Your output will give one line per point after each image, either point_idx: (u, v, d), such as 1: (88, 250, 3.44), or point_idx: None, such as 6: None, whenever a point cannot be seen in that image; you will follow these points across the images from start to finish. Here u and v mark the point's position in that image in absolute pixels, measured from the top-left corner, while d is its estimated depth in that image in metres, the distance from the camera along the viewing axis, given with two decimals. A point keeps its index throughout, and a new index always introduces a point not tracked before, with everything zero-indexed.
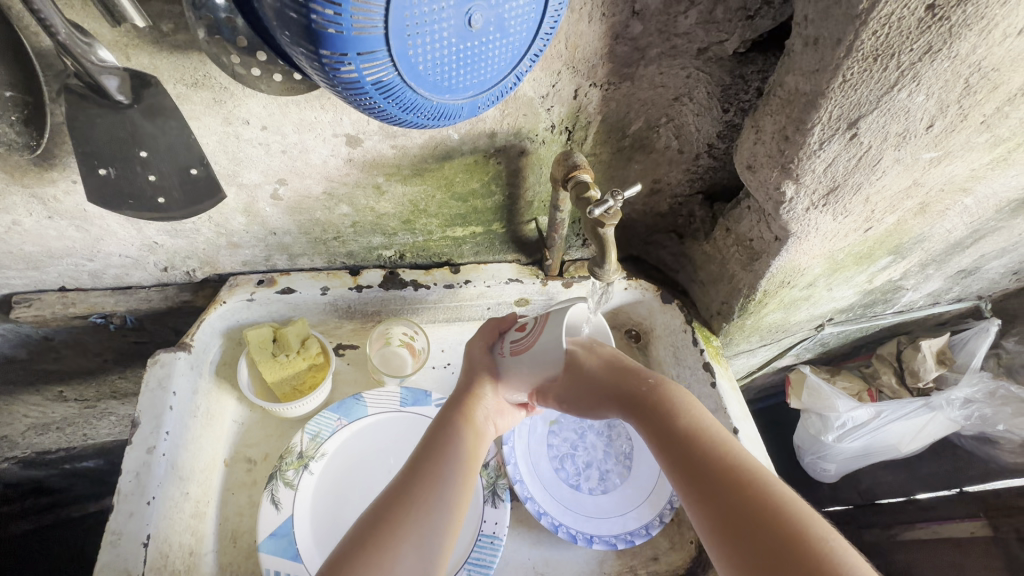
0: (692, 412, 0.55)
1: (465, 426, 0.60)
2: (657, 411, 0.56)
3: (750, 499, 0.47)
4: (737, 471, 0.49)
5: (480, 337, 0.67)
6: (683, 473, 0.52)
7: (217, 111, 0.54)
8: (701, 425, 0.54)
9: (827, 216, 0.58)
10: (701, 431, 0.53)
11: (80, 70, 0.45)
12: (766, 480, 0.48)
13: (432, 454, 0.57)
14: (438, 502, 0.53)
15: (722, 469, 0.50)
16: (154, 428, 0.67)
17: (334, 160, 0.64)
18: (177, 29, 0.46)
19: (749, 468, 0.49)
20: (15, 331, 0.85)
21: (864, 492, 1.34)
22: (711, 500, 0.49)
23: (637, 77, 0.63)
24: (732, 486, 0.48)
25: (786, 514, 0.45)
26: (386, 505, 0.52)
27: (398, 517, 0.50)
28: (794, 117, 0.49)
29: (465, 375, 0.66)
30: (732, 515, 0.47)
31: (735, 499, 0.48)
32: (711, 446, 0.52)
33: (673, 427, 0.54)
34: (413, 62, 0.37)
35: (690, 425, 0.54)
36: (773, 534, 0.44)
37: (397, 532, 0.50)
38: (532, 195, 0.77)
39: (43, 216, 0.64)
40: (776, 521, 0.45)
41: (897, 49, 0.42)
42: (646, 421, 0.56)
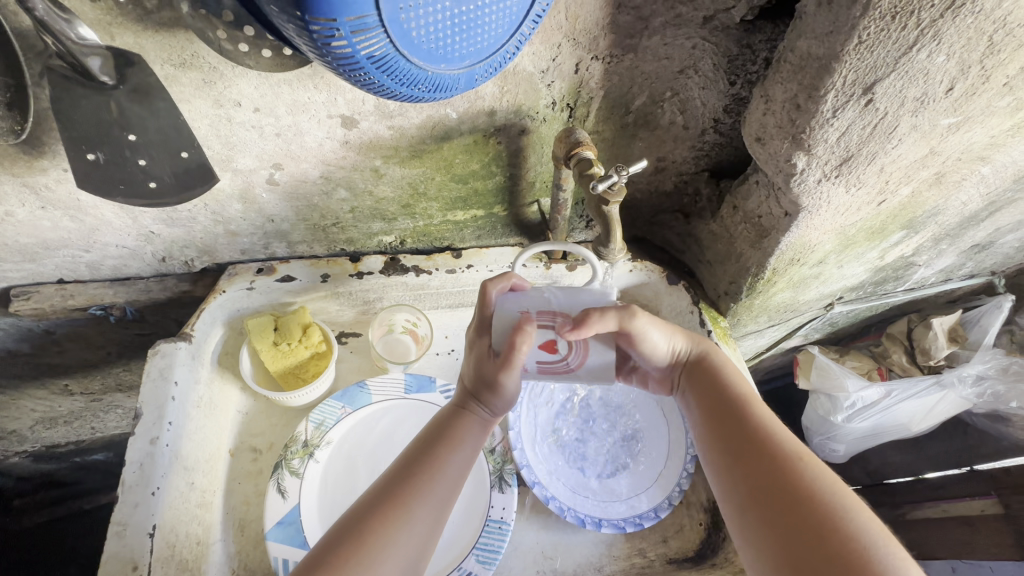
0: (735, 382, 0.59)
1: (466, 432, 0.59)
2: (707, 380, 0.60)
3: (785, 473, 0.48)
4: (777, 446, 0.51)
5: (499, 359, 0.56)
6: (729, 444, 0.54)
7: (207, 94, 0.53)
8: (748, 401, 0.57)
9: (839, 188, 0.56)
10: (745, 405, 0.56)
11: (61, 49, 0.44)
12: (804, 458, 0.49)
13: (433, 453, 0.56)
14: (435, 502, 0.52)
15: (762, 444, 0.52)
16: (157, 418, 0.66)
17: (330, 143, 0.62)
18: (160, 6, 0.44)
19: (790, 448, 0.50)
20: (15, 325, 0.84)
21: (873, 473, 1.36)
22: (748, 469, 0.51)
23: (641, 49, 0.61)
24: (768, 461, 0.50)
25: (823, 495, 0.46)
26: (388, 492, 0.51)
27: (400, 509, 0.50)
28: (806, 84, 0.47)
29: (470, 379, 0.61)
30: (766, 487, 0.48)
31: (769, 473, 0.49)
32: (752, 420, 0.54)
33: (722, 395, 0.58)
34: (405, 28, 0.35)
35: (737, 398, 0.57)
36: (800, 513, 0.46)
37: (394, 524, 0.49)
38: (534, 175, 0.75)
39: (36, 207, 0.62)
40: (809, 501, 0.46)
41: (916, 5, 0.40)
42: (700, 391, 0.60)
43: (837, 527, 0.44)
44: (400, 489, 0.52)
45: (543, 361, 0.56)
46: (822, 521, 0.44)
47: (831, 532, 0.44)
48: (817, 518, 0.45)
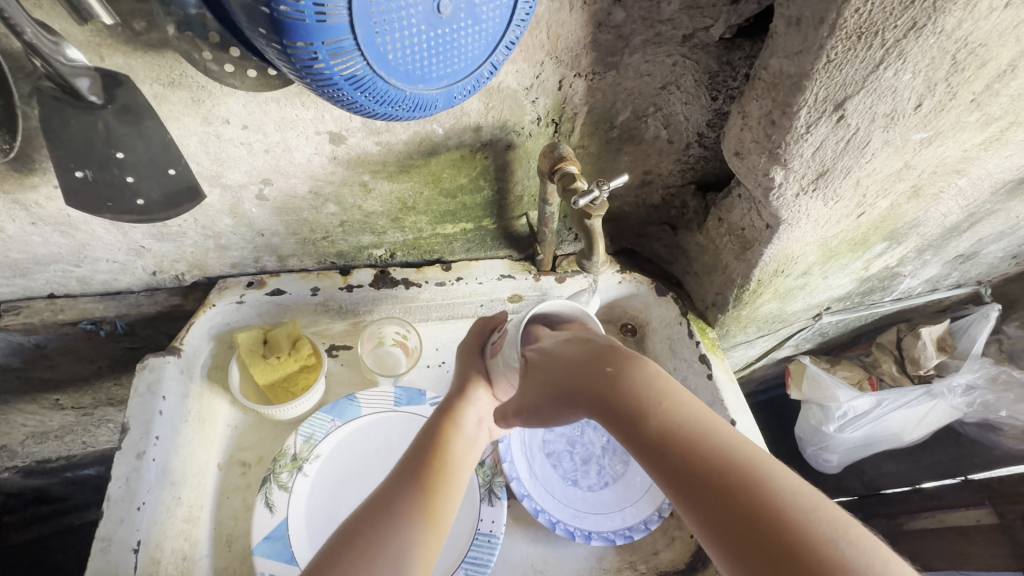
0: (643, 392, 0.47)
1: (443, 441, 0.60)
2: (616, 407, 0.47)
3: (748, 511, 0.41)
4: (726, 477, 0.43)
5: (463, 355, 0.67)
6: (666, 475, 0.45)
7: (196, 111, 0.54)
8: (669, 423, 0.46)
9: (817, 202, 0.57)
10: (670, 431, 0.46)
11: (50, 71, 0.45)
12: (757, 481, 0.42)
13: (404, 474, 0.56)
14: (415, 517, 0.52)
15: (712, 478, 0.43)
16: (144, 433, 0.66)
17: (318, 159, 0.63)
18: (149, 28, 0.45)
19: (743, 471, 0.43)
20: (6, 340, 0.85)
21: (868, 484, 1.34)
22: (705, 514, 0.43)
23: (623, 66, 0.62)
24: (721, 501, 0.42)
25: (790, 523, 0.39)
26: (359, 526, 0.51)
27: (376, 534, 0.50)
28: (780, 101, 0.48)
29: (457, 381, 0.66)
30: (733, 534, 0.41)
31: (729, 513, 0.42)
32: (690, 448, 0.45)
33: (641, 430, 0.46)
34: (382, 51, 0.36)
35: (659, 428, 0.46)
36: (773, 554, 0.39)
37: (374, 550, 0.49)
38: (521, 189, 0.76)
39: (26, 223, 0.63)
40: (782, 540, 0.39)
41: (880, 26, 0.41)
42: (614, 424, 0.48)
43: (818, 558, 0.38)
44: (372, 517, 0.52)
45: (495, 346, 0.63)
46: (802, 558, 0.38)
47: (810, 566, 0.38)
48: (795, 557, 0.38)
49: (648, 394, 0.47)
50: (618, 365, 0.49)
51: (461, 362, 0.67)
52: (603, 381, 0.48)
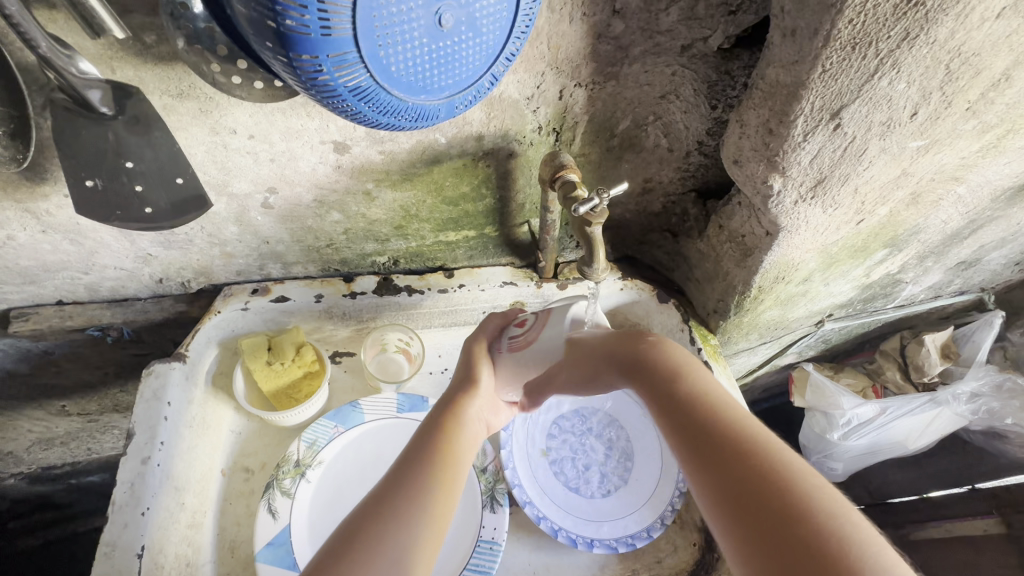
0: (678, 364, 0.52)
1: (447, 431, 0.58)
2: (653, 371, 0.51)
3: (761, 474, 0.44)
4: (746, 443, 0.46)
5: (479, 339, 0.65)
6: (690, 444, 0.48)
7: (204, 122, 0.55)
8: (700, 394, 0.50)
9: (816, 209, 0.58)
10: (704, 399, 0.50)
11: (63, 82, 0.45)
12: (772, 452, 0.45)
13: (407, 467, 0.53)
14: (415, 516, 0.50)
15: (731, 445, 0.47)
16: (149, 438, 0.67)
17: (323, 168, 0.65)
18: (159, 41, 0.47)
19: (761, 442, 0.46)
20: (15, 346, 0.86)
21: (875, 492, 1.33)
22: (722, 479, 0.46)
23: (622, 76, 0.63)
24: (740, 465, 0.45)
25: (798, 493, 0.42)
26: (365, 514, 0.49)
27: (376, 533, 0.48)
28: (777, 110, 0.49)
29: (459, 376, 0.64)
30: (745, 494, 0.44)
31: (744, 474, 0.45)
32: (715, 418, 0.48)
33: (673, 391, 0.50)
34: (385, 63, 0.37)
35: (692, 393, 0.50)
36: (782, 512, 0.42)
37: (380, 540, 0.47)
38: (523, 197, 0.77)
39: (37, 231, 0.64)
40: (792, 501, 0.42)
41: (874, 36, 0.41)
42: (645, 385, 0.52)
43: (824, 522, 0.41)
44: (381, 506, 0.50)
45: (515, 339, 0.61)
46: (804, 515, 0.41)
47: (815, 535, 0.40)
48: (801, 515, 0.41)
49: (683, 365, 0.52)
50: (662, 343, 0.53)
51: (467, 356, 0.65)
52: (646, 353, 0.52)
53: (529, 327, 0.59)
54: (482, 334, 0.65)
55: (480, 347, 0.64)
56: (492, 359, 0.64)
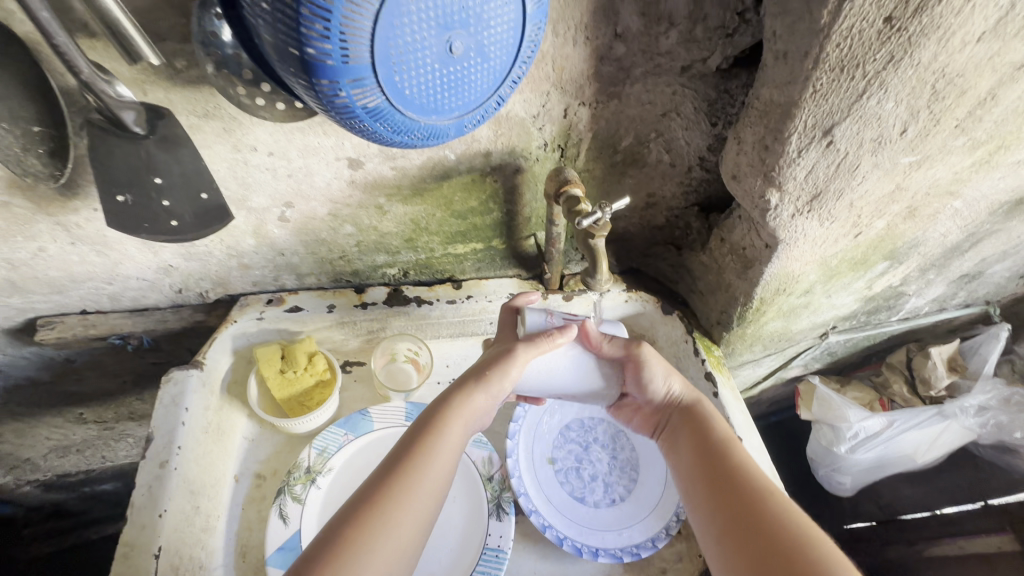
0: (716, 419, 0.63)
1: (466, 413, 0.61)
2: (693, 421, 0.63)
3: (756, 504, 0.52)
4: (751, 481, 0.55)
5: (533, 349, 0.60)
6: (713, 475, 0.57)
7: (227, 140, 0.58)
8: (728, 440, 0.60)
9: (813, 222, 0.60)
10: (728, 445, 0.59)
11: (101, 104, 0.48)
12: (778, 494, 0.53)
13: (427, 441, 0.58)
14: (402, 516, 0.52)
15: (739, 478, 0.55)
16: (167, 442, 0.69)
17: (337, 183, 0.67)
18: (189, 66, 0.50)
19: (766, 483, 0.54)
20: (38, 354, 0.89)
21: (886, 507, 1.29)
22: (722, 505, 0.54)
23: (625, 95, 0.66)
24: (741, 496, 0.53)
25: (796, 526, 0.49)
26: (383, 481, 0.54)
27: (367, 526, 0.50)
28: (771, 127, 0.51)
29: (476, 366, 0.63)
30: (740, 518, 0.52)
31: (741, 503, 0.53)
32: (739, 457, 0.58)
33: (705, 437, 0.61)
34: (400, 88, 0.40)
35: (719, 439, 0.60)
36: (765, 532, 0.49)
37: (388, 524, 0.51)
38: (529, 211, 0.79)
39: (66, 242, 0.68)
40: (776, 525, 0.49)
41: (861, 59, 0.44)
42: (686, 426, 0.64)
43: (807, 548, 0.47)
44: (400, 474, 0.55)
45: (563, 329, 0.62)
46: (793, 541, 0.48)
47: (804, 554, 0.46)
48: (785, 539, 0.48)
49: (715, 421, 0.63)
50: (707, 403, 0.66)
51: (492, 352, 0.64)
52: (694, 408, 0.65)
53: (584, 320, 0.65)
54: (533, 346, 0.60)
55: (528, 356, 0.60)
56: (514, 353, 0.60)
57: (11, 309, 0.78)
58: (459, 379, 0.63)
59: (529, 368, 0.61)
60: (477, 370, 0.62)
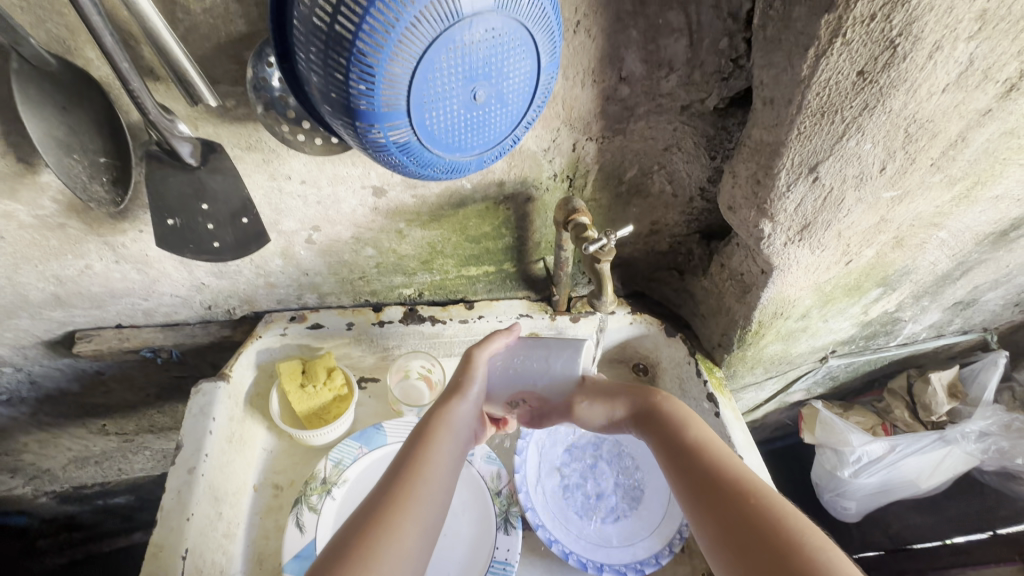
0: (683, 418, 0.65)
1: (449, 425, 0.66)
2: (663, 424, 0.65)
3: (744, 507, 0.54)
4: (734, 482, 0.56)
5: (485, 351, 0.70)
6: (690, 479, 0.59)
7: (265, 169, 0.64)
8: (702, 440, 0.62)
9: (805, 251, 0.64)
10: (702, 447, 0.61)
11: (161, 138, 0.54)
12: (757, 488, 0.55)
13: (417, 456, 0.62)
14: (404, 525, 0.55)
15: (721, 483, 0.57)
16: (195, 450, 0.73)
17: (362, 209, 0.73)
18: (238, 105, 0.56)
19: (749, 482, 0.56)
20: (72, 366, 0.94)
21: (894, 536, 1.29)
22: (711, 511, 0.56)
23: (629, 131, 0.71)
24: (726, 499, 0.55)
25: (780, 521, 0.51)
26: (380, 498, 0.57)
27: (370, 539, 0.53)
28: (762, 164, 0.56)
29: (451, 385, 0.69)
30: (730, 524, 0.53)
31: (730, 510, 0.54)
32: (714, 459, 0.59)
33: (680, 440, 0.63)
34: (429, 129, 0.46)
35: (692, 441, 0.62)
36: (753, 531, 0.52)
37: (391, 534, 0.54)
38: (539, 236, 0.84)
39: (111, 261, 0.73)
40: (763, 524, 0.52)
41: (838, 106, 0.49)
42: (652, 431, 0.66)
43: (800, 544, 0.49)
44: (398, 488, 0.58)
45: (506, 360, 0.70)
46: (781, 538, 0.50)
47: (792, 552, 0.49)
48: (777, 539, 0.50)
49: (683, 421, 0.64)
50: (664, 398, 0.68)
51: (462, 369, 0.70)
52: (656, 410, 0.67)
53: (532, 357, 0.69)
54: (487, 344, 0.71)
55: (483, 356, 0.70)
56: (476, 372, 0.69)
57: (53, 322, 0.83)
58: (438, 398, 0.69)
59: (483, 375, 0.70)
60: (453, 387, 0.69)
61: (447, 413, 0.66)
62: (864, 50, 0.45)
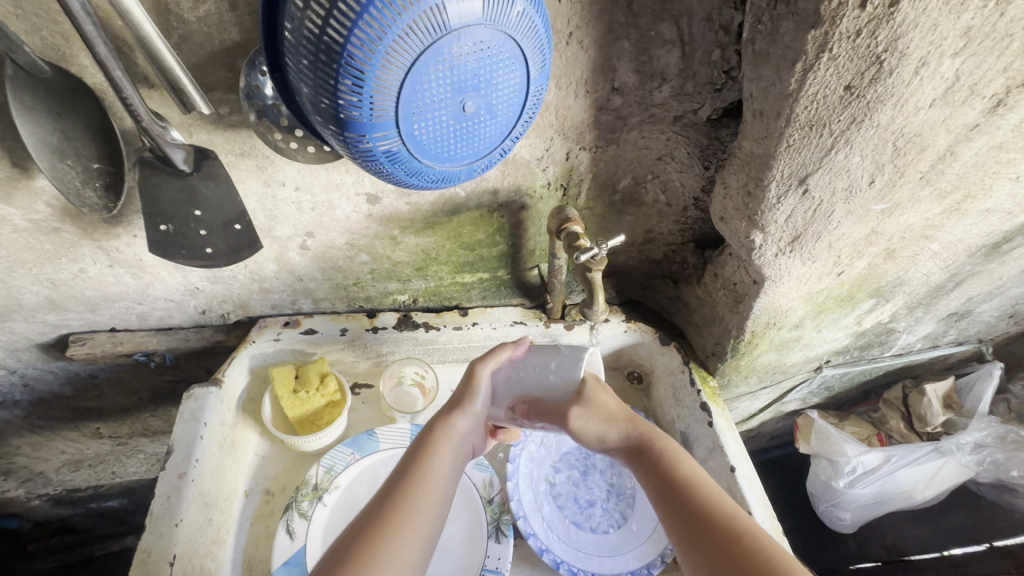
0: (674, 454, 0.65)
1: (450, 437, 0.66)
2: (657, 460, 0.65)
3: (731, 547, 0.53)
4: (722, 518, 0.56)
5: (490, 364, 0.69)
6: (678, 516, 0.59)
7: (259, 176, 0.64)
8: (693, 475, 0.62)
9: (796, 261, 0.64)
10: (692, 484, 0.60)
11: (154, 145, 0.54)
12: (745, 526, 0.55)
13: (419, 465, 0.62)
14: (405, 534, 0.55)
15: (709, 519, 0.57)
16: (186, 455, 0.73)
17: (356, 216, 0.73)
18: (231, 112, 0.56)
19: (737, 522, 0.56)
20: (66, 369, 0.94)
21: (891, 548, 1.28)
22: (698, 549, 0.55)
23: (622, 141, 0.72)
24: (713, 536, 0.55)
25: (767, 560, 0.51)
26: (381, 506, 0.57)
27: (371, 547, 0.53)
28: (752, 176, 0.57)
29: (455, 397, 0.69)
30: (716, 559, 0.54)
31: (718, 546, 0.54)
32: (704, 495, 0.59)
33: (670, 476, 0.62)
34: (418, 139, 0.46)
35: (682, 475, 0.62)
36: (740, 567, 0.52)
37: (391, 542, 0.54)
38: (533, 244, 0.84)
39: (105, 265, 0.74)
40: (750, 562, 0.51)
41: (826, 120, 0.49)
42: (643, 466, 0.65)
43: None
44: (400, 496, 0.58)
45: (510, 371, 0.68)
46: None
47: None
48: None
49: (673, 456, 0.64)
50: (659, 436, 0.68)
51: (467, 380, 0.69)
52: (649, 445, 0.67)
53: (535, 367, 0.67)
54: (492, 358, 0.69)
55: (487, 371, 0.69)
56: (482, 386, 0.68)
57: (47, 325, 0.83)
58: (440, 410, 0.68)
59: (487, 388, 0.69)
60: (456, 400, 0.68)
61: (450, 425, 0.66)
62: (851, 65, 0.45)
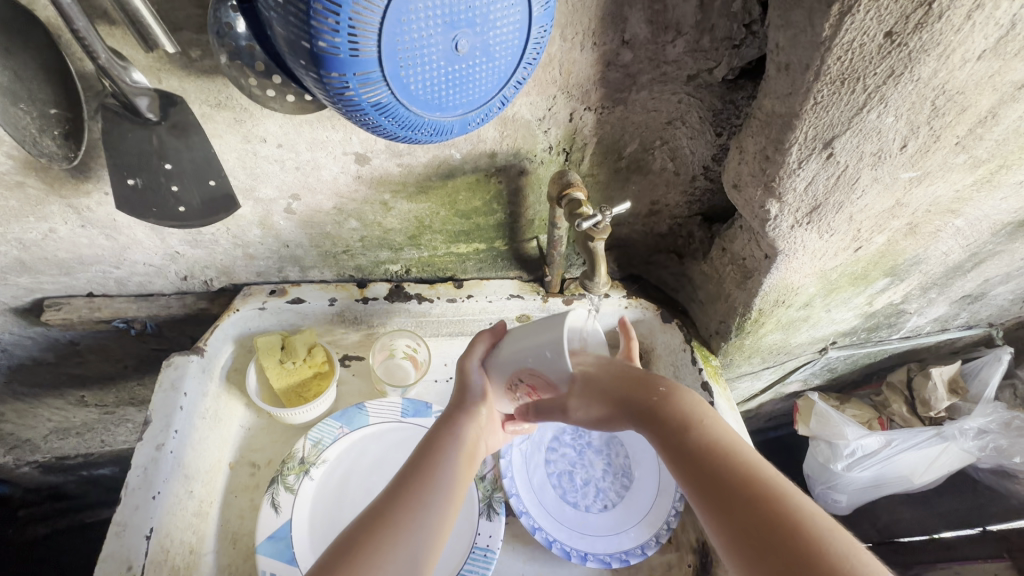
0: (692, 413, 0.55)
1: (455, 435, 0.62)
2: (667, 421, 0.55)
3: (759, 511, 0.48)
4: (750, 484, 0.50)
5: (473, 356, 0.65)
6: (697, 484, 0.52)
7: (237, 130, 0.59)
8: (711, 437, 0.54)
9: (812, 234, 0.60)
10: (711, 447, 0.53)
11: (116, 89, 0.50)
12: (777, 489, 0.49)
13: (423, 460, 0.59)
14: (406, 531, 0.53)
15: (735, 485, 0.50)
16: (164, 426, 0.70)
17: (344, 177, 0.68)
18: (203, 55, 0.51)
19: (767, 484, 0.50)
20: (44, 335, 0.90)
21: (883, 530, 1.27)
22: (728, 519, 0.49)
23: (630, 102, 0.66)
24: (740, 504, 0.49)
25: (805, 528, 0.46)
26: (381, 506, 0.55)
27: (371, 547, 0.51)
28: (773, 138, 0.52)
29: (457, 393, 0.65)
30: (748, 531, 0.48)
31: (748, 514, 0.48)
32: (727, 459, 0.52)
33: (685, 443, 0.53)
34: (405, 83, 0.41)
35: (701, 441, 0.53)
36: (773, 539, 0.46)
37: (392, 539, 0.52)
38: (533, 213, 0.80)
39: (77, 225, 0.69)
40: (785, 530, 0.46)
41: (861, 72, 0.44)
42: (656, 430, 0.56)
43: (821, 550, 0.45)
44: (404, 494, 0.55)
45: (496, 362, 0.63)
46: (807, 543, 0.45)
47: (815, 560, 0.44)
48: (795, 551, 0.45)
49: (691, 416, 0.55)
50: (673, 392, 0.57)
51: (461, 374, 0.66)
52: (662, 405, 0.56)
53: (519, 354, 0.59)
54: (473, 351, 0.66)
55: (473, 365, 0.65)
56: (477, 379, 0.64)
57: (20, 289, 0.80)
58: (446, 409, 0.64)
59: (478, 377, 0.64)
60: (458, 399, 0.64)
61: (455, 423, 0.62)
62: (895, 8, 0.40)
